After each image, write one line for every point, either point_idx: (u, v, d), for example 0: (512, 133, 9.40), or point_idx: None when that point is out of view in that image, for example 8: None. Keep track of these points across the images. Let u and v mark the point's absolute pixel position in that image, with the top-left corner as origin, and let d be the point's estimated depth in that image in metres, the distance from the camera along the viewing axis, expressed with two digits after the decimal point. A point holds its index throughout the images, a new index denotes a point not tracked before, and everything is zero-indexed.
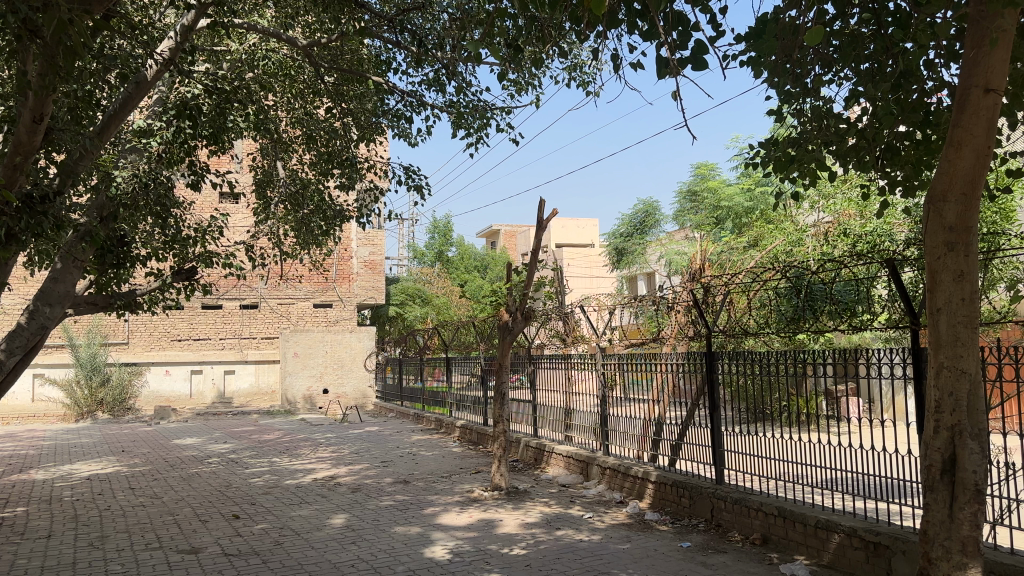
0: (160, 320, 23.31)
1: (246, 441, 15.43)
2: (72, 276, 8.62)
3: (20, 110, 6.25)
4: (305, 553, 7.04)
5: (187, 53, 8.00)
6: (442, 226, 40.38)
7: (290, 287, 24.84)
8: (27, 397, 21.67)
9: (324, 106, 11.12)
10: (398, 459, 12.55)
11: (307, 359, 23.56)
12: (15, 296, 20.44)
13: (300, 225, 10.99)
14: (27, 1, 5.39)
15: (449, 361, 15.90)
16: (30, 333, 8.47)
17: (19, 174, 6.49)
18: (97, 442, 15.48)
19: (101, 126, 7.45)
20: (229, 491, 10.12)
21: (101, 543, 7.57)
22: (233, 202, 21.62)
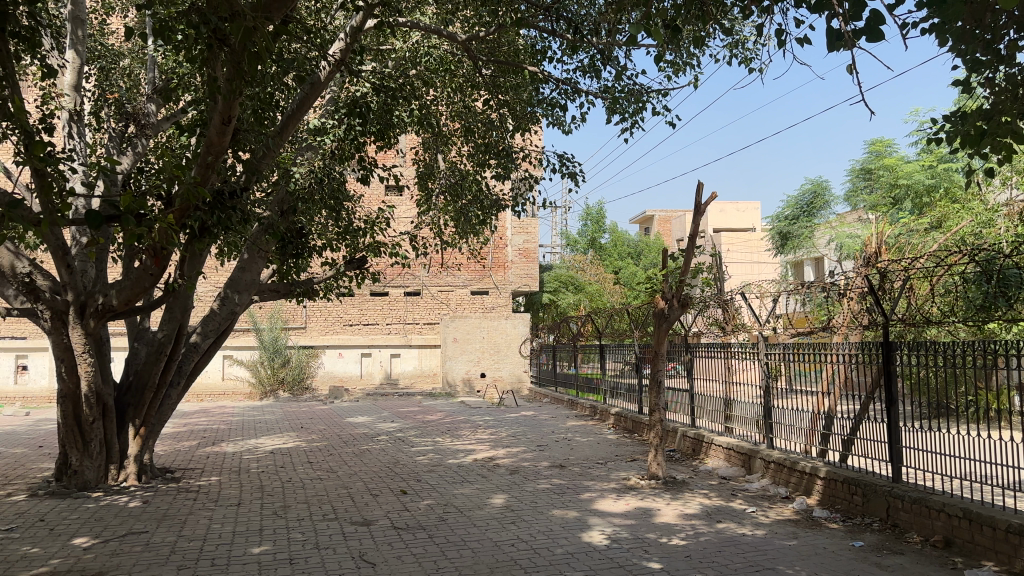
0: (332, 306, 24.69)
1: (410, 421, 16.14)
2: (257, 265, 9.35)
3: (210, 113, 6.90)
4: (467, 531, 7.31)
5: (356, 54, 8.43)
6: (596, 213, 40.37)
7: (449, 275, 25.69)
8: (218, 375, 23.76)
9: (481, 97, 11.32)
10: (554, 444, 12.71)
11: (465, 344, 24.40)
12: (206, 284, 22.47)
13: (459, 215, 11.37)
14: (217, 13, 6.09)
15: (604, 348, 15.93)
16: (221, 318, 9.43)
17: (210, 172, 7.23)
18: (279, 419, 16.76)
19: (282, 125, 8.11)
20: (396, 468, 10.64)
21: (284, 512, 8.22)
22: (398, 195, 22.67)
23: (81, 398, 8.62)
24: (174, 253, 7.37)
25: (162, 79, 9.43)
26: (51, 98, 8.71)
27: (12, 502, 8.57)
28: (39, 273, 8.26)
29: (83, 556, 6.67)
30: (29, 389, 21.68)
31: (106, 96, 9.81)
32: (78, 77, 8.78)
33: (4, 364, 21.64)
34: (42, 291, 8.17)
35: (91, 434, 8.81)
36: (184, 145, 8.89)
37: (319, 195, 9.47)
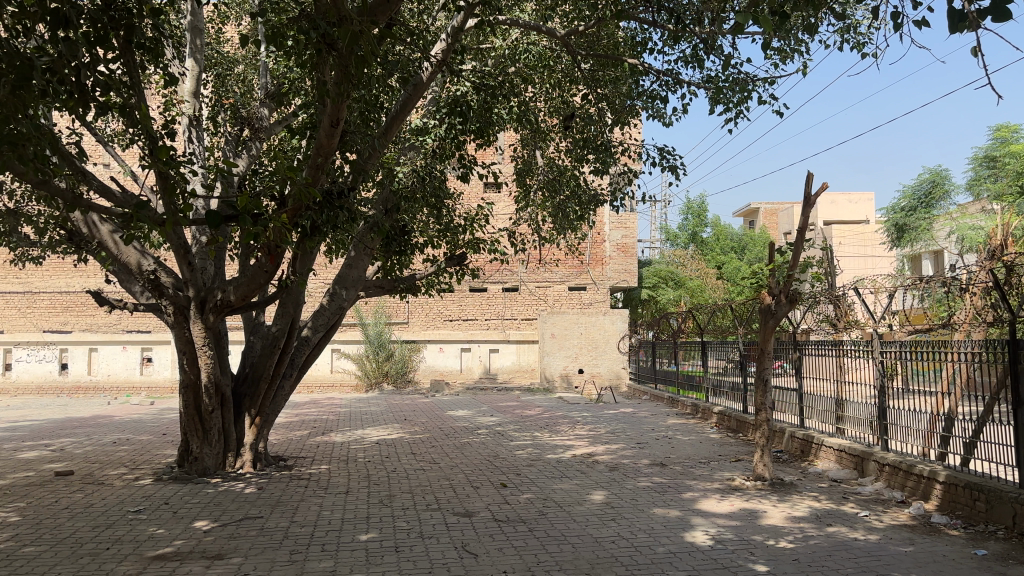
0: (434, 302, 25.21)
1: (509, 416, 16.28)
2: (363, 262, 9.66)
3: (320, 116, 7.16)
4: (568, 526, 7.33)
5: (458, 53, 8.56)
6: (698, 207, 39.60)
7: (547, 271, 25.75)
8: (327, 368, 24.73)
9: (580, 92, 11.29)
10: (654, 441, 12.56)
11: (563, 339, 24.41)
12: (317, 280, 23.42)
13: (557, 211, 11.38)
14: (327, 19, 6.38)
15: (706, 345, 15.63)
16: (331, 313, 9.80)
17: (320, 173, 7.52)
18: (383, 411, 17.23)
19: (386, 125, 8.33)
20: (496, 462, 10.77)
21: (389, 501, 8.46)
22: (496, 191, 22.90)
23: (201, 388, 9.10)
24: (286, 251, 7.79)
25: (274, 84, 9.85)
26: (173, 105, 9.24)
27: (140, 485, 9.15)
28: (163, 270, 8.82)
29: (203, 538, 7.07)
30: (153, 379, 23.10)
31: (223, 102, 10.33)
32: (197, 84, 9.28)
33: (131, 356, 23.09)
34: (166, 286, 8.74)
35: (210, 423, 9.30)
36: (295, 147, 9.27)
37: (422, 193, 9.69)
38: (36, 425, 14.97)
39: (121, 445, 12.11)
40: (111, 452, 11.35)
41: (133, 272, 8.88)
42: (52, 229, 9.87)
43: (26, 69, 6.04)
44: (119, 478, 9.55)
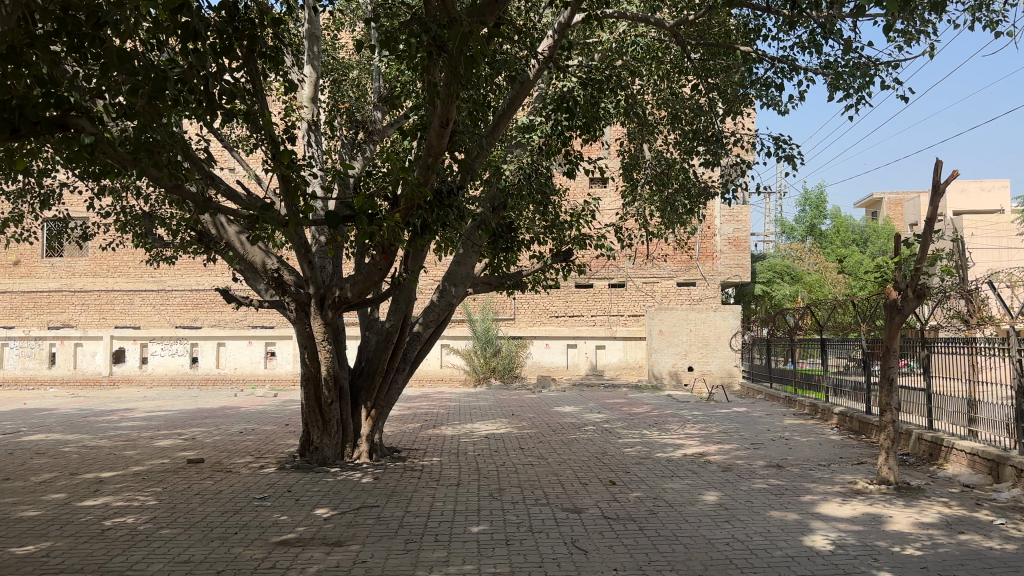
0: (540, 298, 25.24)
1: (618, 413, 16.13)
2: (471, 259, 9.78)
3: (430, 117, 7.32)
4: (679, 526, 7.20)
5: (565, 49, 8.53)
6: (816, 198, 38.07)
7: (655, 266, 25.37)
8: (437, 363, 25.29)
9: (690, 83, 11.04)
10: (770, 442, 12.15)
11: (672, 336, 23.99)
12: (427, 278, 23.93)
13: (665, 205, 11.17)
14: (437, 20, 6.50)
15: (826, 342, 15.01)
16: (441, 309, 9.97)
17: (431, 172, 7.69)
18: (492, 406, 17.44)
19: (493, 124, 8.42)
20: (605, 459, 10.71)
21: (499, 495, 8.55)
22: (602, 186, 22.76)
23: (321, 381, 9.46)
24: (399, 249, 8.04)
25: (386, 87, 10.12)
26: (293, 111, 9.62)
27: (265, 473, 9.61)
28: (285, 268, 9.26)
29: (324, 525, 7.36)
30: (277, 372, 24.28)
31: (339, 107, 10.64)
32: (314, 90, 9.65)
33: (256, 350, 24.30)
34: (288, 284, 9.19)
35: (330, 414, 9.65)
36: (406, 148, 9.49)
37: (529, 190, 9.74)
38: (171, 415, 15.97)
39: (246, 435, 12.75)
40: (238, 442, 11.98)
41: (257, 271, 9.35)
42: (183, 231, 10.50)
43: (160, 79, 6.46)
44: (245, 466, 10.06)
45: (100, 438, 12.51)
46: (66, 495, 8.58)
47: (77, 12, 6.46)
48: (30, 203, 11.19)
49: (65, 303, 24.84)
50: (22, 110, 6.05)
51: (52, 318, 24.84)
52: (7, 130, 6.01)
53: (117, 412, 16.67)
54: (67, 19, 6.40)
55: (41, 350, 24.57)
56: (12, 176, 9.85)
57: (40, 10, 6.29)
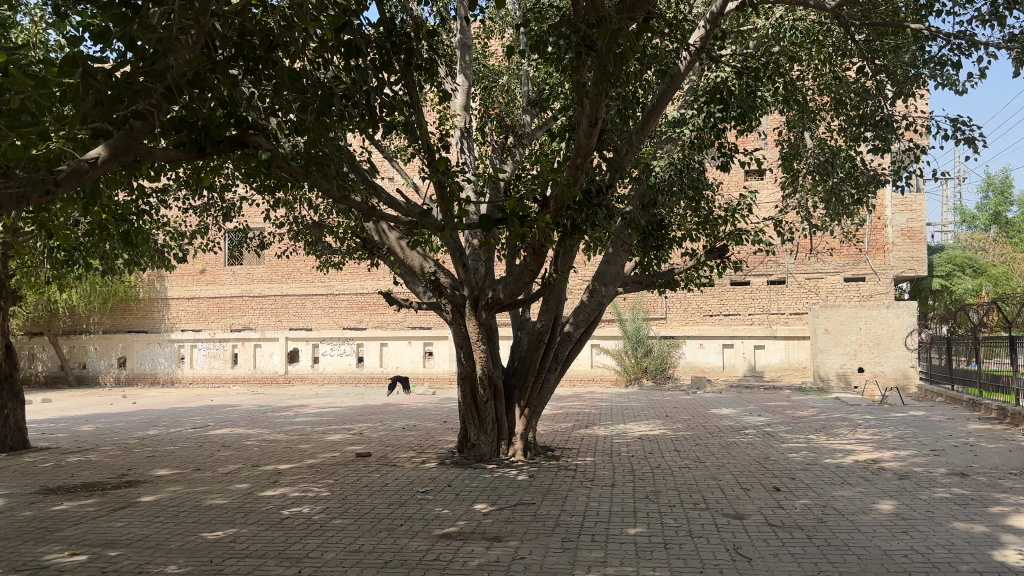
0: (694, 296, 24.66)
1: (779, 416, 15.48)
2: (621, 258, 9.70)
3: (579, 117, 7.33)
4: (851, 535, 6.81)
5: (718, 39, 8.29)
6: (1000, 183, 34.90)
7: (819, 261, 24.14)
8: (588, 363, 25.34)
9: (855, 66, 10.44)
10: (952, 449, 11.24)
11: (839, 336, 22.78)
12: (577, 278, 24.03)
13: (829, 195, 10.60)
14: (586, 20, 6.51)
15: (1016, 340, 13.73)
16: (591, 309, 9.96)
17: (580, 172, 7.68)
18: (646, 406, 17.24)
19: (643, 121, 8.30)
20: (768, 463, 10.30)
21: (656, 497, 8.43)
22: (760, 179, 21.97)
23: (477, 380, 9.71)
24: (550, 249, 8.09)
25: (535, 90, 10.26)
26: (448, 119, 9.96)
27: (426, 468, 9.98)
28: (442, 271, 9.54)
29: (483, 520, 7.55)
30: (434, 371, 25.14)
31: (489, 112, 10.89)
32: (467, 98, 9.93)
33: (415, 350, 25.34)
34: (446, 287, 9.51)
35: (486, 412, 9.89)
36: (556, 149, 9.56)
37: (680, 186, 9.53)
38: (341, 411, 16.94)
39: (408, 431, 13.31)
40: (401, 437, 12.53)
41: (416, 274, 9.72)
42: (348, 238, 11.14)
43: (327, 96, 6.92)
44: (409, 461, 10.50)
45: (278, 432, 13.47)
46: (250, 485, 9.29)
47: (252, 37, 7.03)
48: (216, 217, 12.25)
49: (244, 307, 26.89)
50: (208, 130, 6.70)
51: (234, 321, 26.97)
52: (196, 149, 6.68)
53: (293, 409, 17.88)
54: (243, 44, 7.03)
55: (225, 350, 27.03)
56: (200, 192, 10.78)
57: (220, 38, 6.87)
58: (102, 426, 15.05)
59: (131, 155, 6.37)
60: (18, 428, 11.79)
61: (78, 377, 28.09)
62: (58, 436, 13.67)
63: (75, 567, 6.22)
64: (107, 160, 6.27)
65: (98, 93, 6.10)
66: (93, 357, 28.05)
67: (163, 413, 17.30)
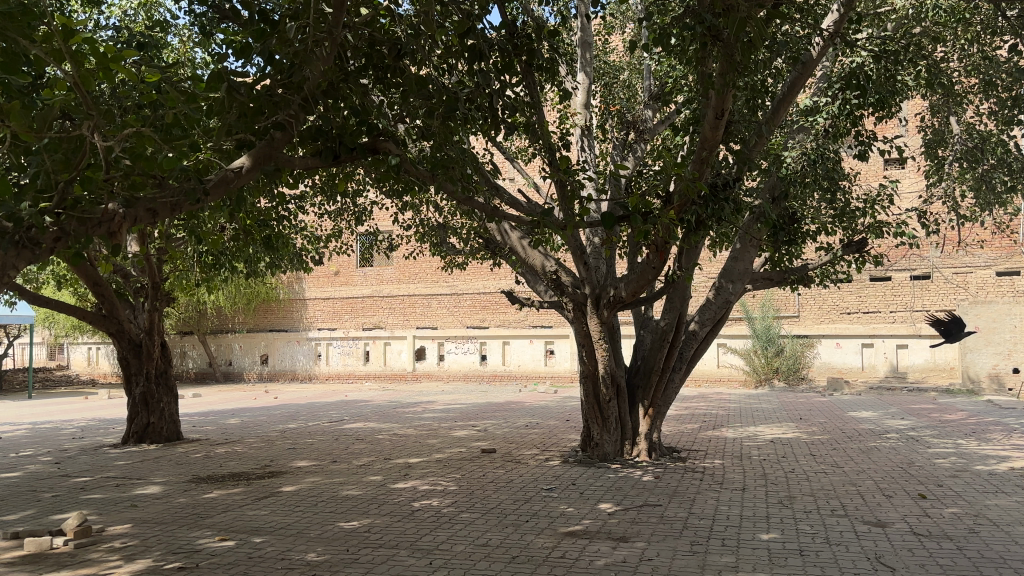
0: (828, 293, 23.70)
1: (925, 419, 14.56)
2: (750, 254, 9.38)
3: (704, 110, 7.14)
4: (1008, 548, 6.31)
5: (854, 21, 7.88)
6: None
7: (968, 255, 22.50)
8: (714, 363, 24.83)
9: (1009, 43, 9.66)
10: None
11: (991, 333, 20.89)
12: (703, 275, 23.54)
13: (980, 183, 9.86)
14: (712, 10, 6.32)
15: None
16: (718, 307, 9.72)
17: (705, 166, 7.48)
18: (777, 408, 16.64)
19: (772, 111, 7.99)
20: (912, 470, 9.70)
21: (789, 503, 8.11)
22: (901, 168, 20.73)
23: (599, 378, 9.65)
24: (674, 246, 7.92)
25: (657, 84, 10.10)
26: (568, 117, 9.95)
27: (551, 466, 10.01)
28: (563, 270, 9.57)
29: (609, 520, 7.49)
30: (556, 369, 25.18)
31: (610, 109, 10.81)
32: (588, 95, 9.89)
33: (537, 349, 25.44)
34: (567, 285, 9.50)
35: (609, 411, 9.80)
36: (680, 143, 9.35)
37: (813, 177, 9.11)
38: (466, 408, 17.28)
39: (533, 428, 13.40)
40: (525, 435, 12.64)
41: (537, 273, 9.78)
42: (471, 238, 11.34)
43: (451, 100, 7.03)
44: (533, 458, 10.57)
45: (407, 427, 13.89)
46: (382, 477, 9.62)
47: (381, 47, 7.25)
48: (348, 221, 12.77)
49: (376, 307, 27.95)
50: (341, 138, 6.97)
51: (364, 320, 28.07)
52: (331, 157, 6.91)
53: (421, 404, 18.39)
54: (372, 54, 7.24)
55: (356, 349, 28.12)
56: (334, 198, 11.25)
57: (351, 48, 7.14)
58: (248, 419, 16.02)
59: (271, 163, 6.71)
60: (174, 419, 12.71)
61: (225, 373, 30.04)
62: (209, 427, 14.65)
63: (225, 552, 6.63)
64: (250, 169, 6.62)
65: (242, 106, 6.49)
66: (238, 354, 29.91)
67: (300, 408, 18.22)
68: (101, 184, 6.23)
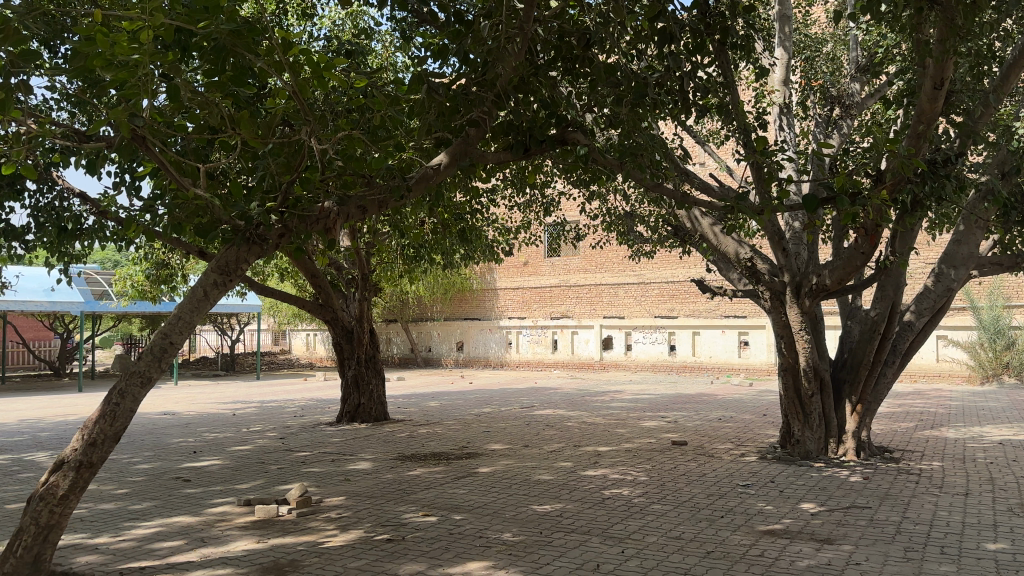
0: None
1: None
2: (975, 237, 8.66)
3: (920, 81, 6.58)
4: None
5: None
6: None
7: None
8: (932, 356, 22.76)
9: None
10: None
11: None
12: (920, 260, 21.72)
13: None
14: None
15: None
16: (937, 295, 8.96)
17: (923, 141, 6.91)
18: (1006, 407, 15.00)
19: (1002, 77, 7.17)
20: None
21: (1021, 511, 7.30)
22: None
23: (800, 372, 9.17)
24: (886, 230, 7.37)
25: (865, 55, 9.42)
26: (765, 96, 9.52)
27: (746, 461, 9.66)
28: (759, 257, 9.30)
29: (812, 520, 7.11)
30: (752, 362, 24.11)
31: (811, 84, 10.21)
32: (787, 71, 9.39)
33: (730, 339, 24.57)
34: (763, 273, 9.22)
35: (811, 407, 9.26)
36: (892, 117, 8.67)
37: None
38: (655, 398, 17.09)
39: (726, 422, 13.01)
40: (718, 428, 12.30)
41: (730, 260, 9.54)
42: (661, 226, 11.19)
43: (640, 86, 6.94)
44: (727, 452, 10.27)
45: (597, 415, 13.97)
46: (573, 464, 9.74)
47: (570, 38, 7.32)
48: (538, 211, 12.99)
49: (564, 296, 28.35)
50: (531, 132, 7.09)
51: (552, 310, 28.56)
52: (521, 150, 7.13)
53: (609, 393, 18.42)
54: (562, 45, 7.35)
55: (546, 337, 28.67)
56: (524, 190, 11.49)
57: (541, 42, 7.24)
58: (445, 402, 16.81)
59: (466, 159, 6.98)
60: (380, 400, 13.61)
61: (425, 358, 31.79)
62: (411, 409, 15.53)
63: (427, 527, 7.01)
64: (447, 165, 6.90)
65: (439, 105, 6.80)
66: (436, 341, 31.55)
67: (494, 393, 18.87)
68: (318, 184, 6.77)
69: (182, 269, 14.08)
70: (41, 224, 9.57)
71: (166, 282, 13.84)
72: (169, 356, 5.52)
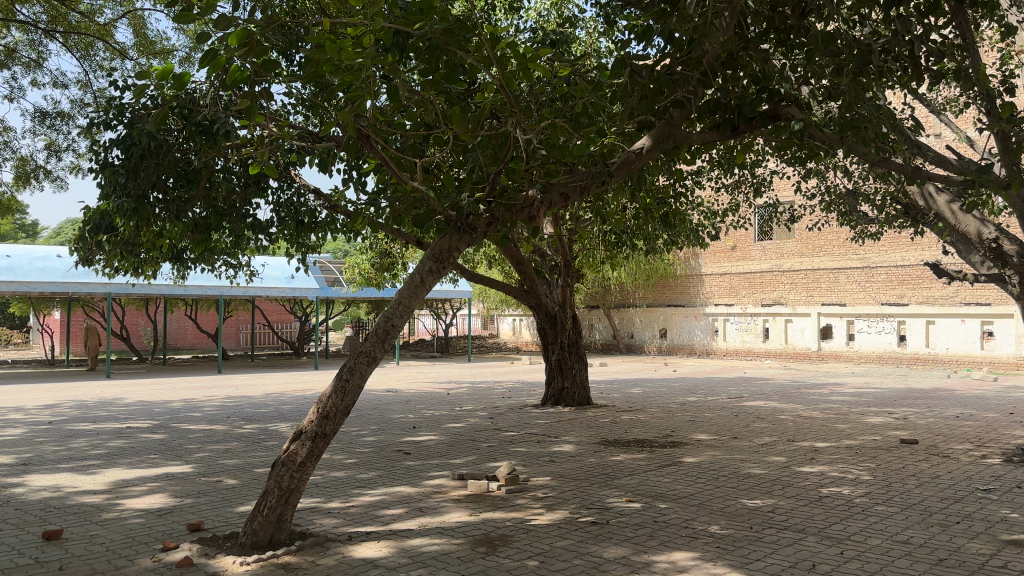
0: None
1: None
2: None
3: None
4: None
5: None
6: None
7: None
8: None
9: None
10: None
11: None
12: None
13: None
14: None
15: None
16: None
17: None
18: None
19: None
20: None
21: None
22: None
23: None
24: None
25: None
26: (1012, 57, 8.50)
27: (989, 464, 8.69)
28: (1006, 237, 8.34)
29: None
30: (996, 355, 21.65)
31: None
32: None
33: (970, 329, 22.18)
34: (1010, 255, 8.32)
35: None
36: None
37: None
38: (881, 392, 15.86)
39: (965, 420, 11.79)
40: (955, 427, 11.17)
41: (970, 241, 8.62)
42: (889, 205, 10.32)
43: (864, 54, 6.36)
44: (965, 453, 9.31)
45: (812, 409, 13.20)
46: (786, 459, 9.30)
47: (784, 8, 6.85)
48: (749, 193, 12.45)
49: (777, 280, 27.05)
50: (740, 109, 6.76)
51: (764, 296, 27.37)
52: (729, 129, 6.75)
53: (828, 386, 17.30)
54: (774, 17, 6.90)
55: (756, 325, 27.51)
56: (731, 170, 11.06)
57: (752, 14, 6.92)
58: (650, 389, 16.67)
59: (670, 142, 6.90)
60: (584, 385, 13.75)
61: (628, 345, 31.61)
62: (615, 395, 15.55)
63: (632, 512, 7.01)
64: (650, 148, 6.86)
65: (643, 88, 6.72)
66: (639, 328, 31.25)
67: (701, 382, 18.46)
68: (523, 173, 6.96)
69: (402, 257, 15.10)
70: (282, 217, 10.52)
71: (388, 270, 14.90)
72: (391, 337, 5.96)
